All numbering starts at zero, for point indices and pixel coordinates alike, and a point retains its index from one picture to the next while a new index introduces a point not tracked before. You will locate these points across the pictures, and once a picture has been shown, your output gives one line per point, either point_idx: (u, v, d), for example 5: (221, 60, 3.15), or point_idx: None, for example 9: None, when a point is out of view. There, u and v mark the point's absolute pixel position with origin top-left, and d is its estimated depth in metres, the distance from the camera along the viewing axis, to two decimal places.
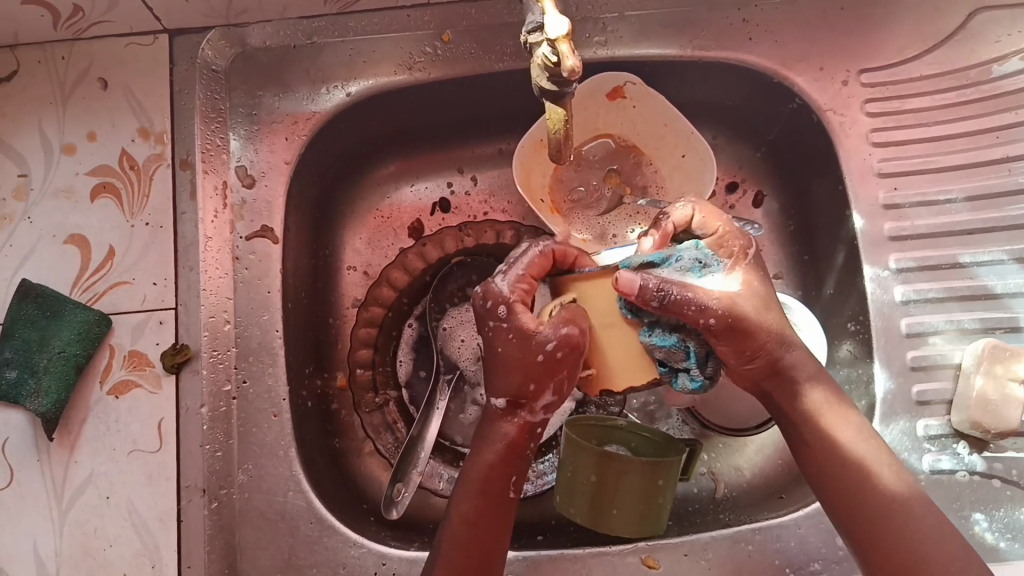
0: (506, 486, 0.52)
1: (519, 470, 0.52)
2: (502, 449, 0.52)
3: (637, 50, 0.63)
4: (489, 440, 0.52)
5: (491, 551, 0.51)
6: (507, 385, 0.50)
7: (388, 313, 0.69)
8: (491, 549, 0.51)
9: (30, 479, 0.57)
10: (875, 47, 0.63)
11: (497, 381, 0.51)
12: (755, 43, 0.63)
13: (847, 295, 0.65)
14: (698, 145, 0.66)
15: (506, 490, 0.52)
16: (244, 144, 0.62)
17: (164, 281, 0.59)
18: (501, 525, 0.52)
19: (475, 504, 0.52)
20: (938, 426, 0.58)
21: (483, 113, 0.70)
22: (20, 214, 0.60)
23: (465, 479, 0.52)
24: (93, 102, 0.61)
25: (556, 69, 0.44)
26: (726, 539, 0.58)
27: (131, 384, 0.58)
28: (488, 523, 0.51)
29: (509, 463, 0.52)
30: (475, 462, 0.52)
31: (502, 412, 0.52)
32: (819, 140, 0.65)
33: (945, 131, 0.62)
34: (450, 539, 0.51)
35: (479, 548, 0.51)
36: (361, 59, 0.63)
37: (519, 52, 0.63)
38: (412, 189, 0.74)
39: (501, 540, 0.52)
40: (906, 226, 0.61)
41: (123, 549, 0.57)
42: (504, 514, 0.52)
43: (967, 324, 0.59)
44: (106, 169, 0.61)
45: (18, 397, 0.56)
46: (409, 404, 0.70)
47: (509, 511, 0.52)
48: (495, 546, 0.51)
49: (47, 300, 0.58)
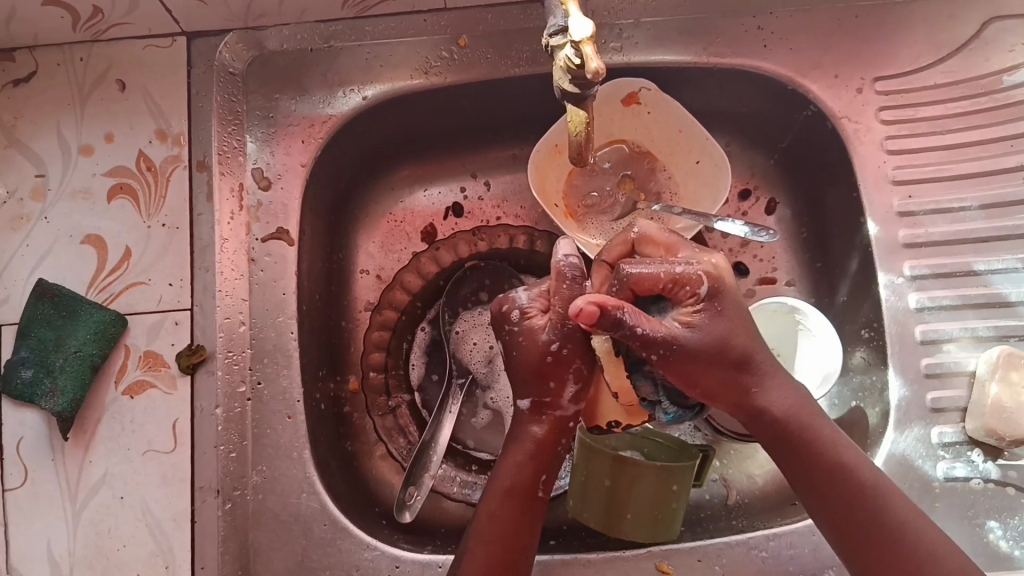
0: (534, 485, 0.53)
1: (548, 468, 0.53)
2: (532, 451, 0.53)
3: (652, 56, 0.63)
4: (515, 444, 0.53)
5: (517, 551, 0.52)
6: (526, 391, 0.53)
7: (400, 317, 0.69)
8: (517, 547, 0.52)
9: (45, 478, 0.57)
10: (889, 55, 0.63)
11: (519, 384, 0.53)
12: (770, 50, 0.63)
13: (861, 302, 0.65)
14: (713, 152, 0.66)
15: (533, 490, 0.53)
16: (261, 146, 0.62)
17: (181, 282, 0.60)
18: (528, 523, 0.52)
19: (504, 505, 0.52)
20: (952, 434, 0.58)
21: (497, 119, 0.70)
22: (37, 214, 0.60)
23: (492, 483, 0.53)
24: (111, 104, 0.62)
25: (579, 72, 0.44)
26: (741, 546, 0.57)
27: (146, 384, 0.58)
28: (518, 523, 0.52)
29: (539, 462, 0.53)
30: (503, 467, 0.53)
31: (529, 415, 0.53)
32: (833, 147, 0.65)
33: (959, 139, 0.62)
34: (479, 541, 0.52)
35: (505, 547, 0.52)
36: (377, 64, 0.63)
37: (535, 57, 0.63)
38: (425, 193, 0.74)
39: (528, 539, 0.52)
40: (921, 233, 0.61)
41: (137, 549, 0.57)
42: (532, 514, 0.53)
43: (981, 332, 0.59)
44: (124, 170, 0.61)
45: (33, 397, 0.57)
46: (421, 408, 0.70)
47: (540, 512, 0.53)
48: (525, 545, 0.52)
49: (64, 299, 0.58)
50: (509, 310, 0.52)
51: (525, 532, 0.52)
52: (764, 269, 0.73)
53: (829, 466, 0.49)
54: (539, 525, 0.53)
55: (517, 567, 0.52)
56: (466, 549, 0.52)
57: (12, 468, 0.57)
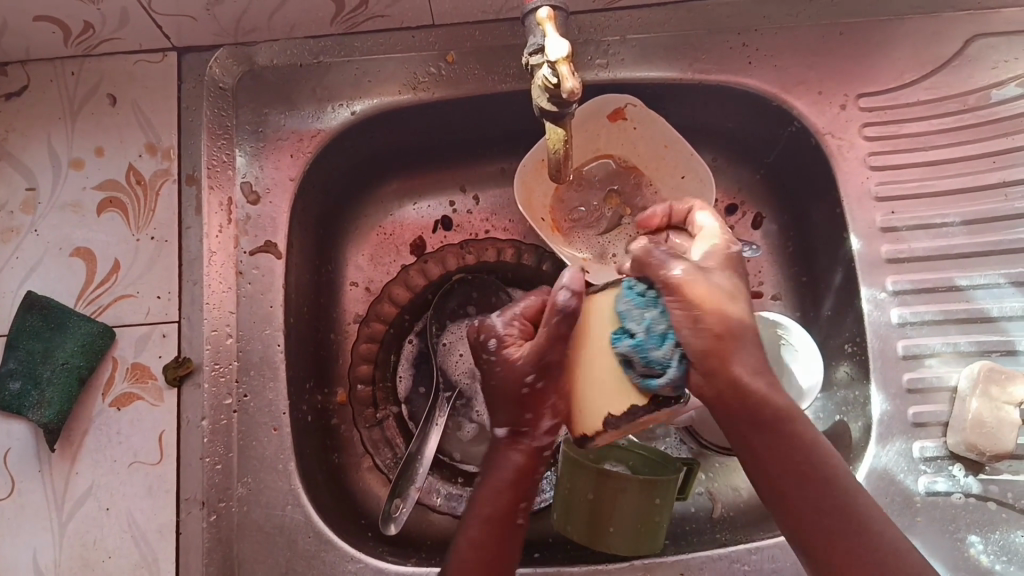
0: (512, 512, 0.53)
1: (525, 494, 0.53)
2: (511, 479, 0.53)
3: (638, 71, 0.64)
4: (493, 472, 0.54)
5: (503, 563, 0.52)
6: (503, 420, 0.53)
7: (388, 329, 0.70)
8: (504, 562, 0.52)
9: (31, 489, 0.58)
10: (873, 71, 0.64)
11: (494, 415, 0.54)
12: (755, 67, 0.64)
13: (844, 316, 0.65)
14: (698, 167, 0.67)
15: (513, 517, 0.53)
16: (251, 160, 0.62)
17: (168, 295, 0.60)
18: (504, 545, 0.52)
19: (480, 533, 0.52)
20: (933, 448, 0.58)
21: (485, 134, 0.71)
22: (27, 227, 0.61)
23: (472, 509, 0.53)
24: (102, 118, 0.62)
25: (556, 90, 0.45)
26: (722, 560, 0.57)
27: (133, 396, 0.59)
28: (492, 548, 0.52)
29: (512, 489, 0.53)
30: (483, 492, 0.53)
31: (507, 443, 0.54)
32: (818, 162, 0.65)
33: (942, 155, 0.63)
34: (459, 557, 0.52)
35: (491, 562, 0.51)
36: (366, 79, 0.64)
37: (522, 73, 0.63)
38: (415, 207, 0.75)
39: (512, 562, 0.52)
40: (904, 248, 0.62)
41: (121, 559, 0.57)
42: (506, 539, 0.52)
43: (964, 347, 0.60)
44: (113, 184, 0.62)
45: (20, 409, 0.57)
46: (408, 420, 0.70)
47: (519, 538, 0.53)
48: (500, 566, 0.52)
49: (53, 312, 0.58)
50: (490, 336, 0.53)
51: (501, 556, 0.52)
52: (750, 283, 0.73)
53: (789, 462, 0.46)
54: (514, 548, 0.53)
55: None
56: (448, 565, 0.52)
57: None
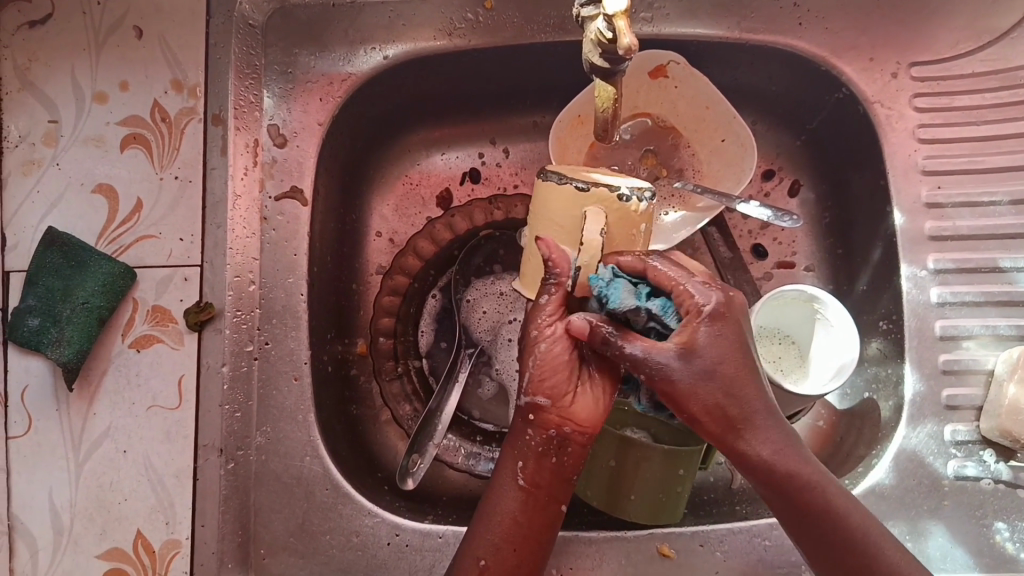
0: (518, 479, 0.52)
1: (526, 458, 0.52)
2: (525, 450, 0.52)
3: (683, 28, 0.62)
4: (512, 440, 0.53)
5: (525, 536, 0.51)
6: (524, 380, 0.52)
7: (411, 283, 0.68)
8: (525, 534, 0.51)
9: (48, 427, 0.57)
10: (927, 40, 0.61)
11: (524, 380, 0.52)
12: (806, 29, 0.61)
13: (880, 292, 0.64)
14: (739, 130, 0.65)
15: (527, 485, 0.52)
16: (278, 102, 0.61)
17: (191, 237, 0.58)
18: (516, 511, 0.52)
19: (494, 497, 0.52)
20: (966, 432, 0.57)
21: (521, 87, 0.69)
22: (49, 159, 0.59)
23: (499, 479, 0.53)
24: (128, 50, 0.60)
25: (611, 46, 0.44)
26: (744, 533, 0.56)
27: (153, 339, 0.57)
28: (513, 522, 0.51)
29: (519, 454, 0.52)
30: (505, 465, 0.53)
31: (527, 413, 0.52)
32: (864, 132, 0.63)
33: (995, 130, 0.60)
34: (481, 518, 0.52)
35: (517, 532, 0.51)
36: (401, 23, 0.61)
37: (563, 23, 0.61)
38: (443, 157, 0.73)
39: (539, 537, 0.52)
40: (948, 226, 0.59)
41: (137, 503, 0.57)
42: (516, 502, 0.52)
43: (1003, 330, 0.58)
44: (137, 120, 0.59)
45: (38, 346, 0.56)
46: (429, 375, 0.69)
47: (532, 505, 0.52)
48: (517, 538, 0.51)
49: (74, 249, 0.57)
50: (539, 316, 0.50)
51: (513, 520, 0.51)
52: (782, 253, 0.71)
53: (809, 517, 0.46)
54: (542, 526, 0.52)
55: (508, 559, 0.51)
56: (467, 534, 0.52)
57: (16, 417, 0.57)
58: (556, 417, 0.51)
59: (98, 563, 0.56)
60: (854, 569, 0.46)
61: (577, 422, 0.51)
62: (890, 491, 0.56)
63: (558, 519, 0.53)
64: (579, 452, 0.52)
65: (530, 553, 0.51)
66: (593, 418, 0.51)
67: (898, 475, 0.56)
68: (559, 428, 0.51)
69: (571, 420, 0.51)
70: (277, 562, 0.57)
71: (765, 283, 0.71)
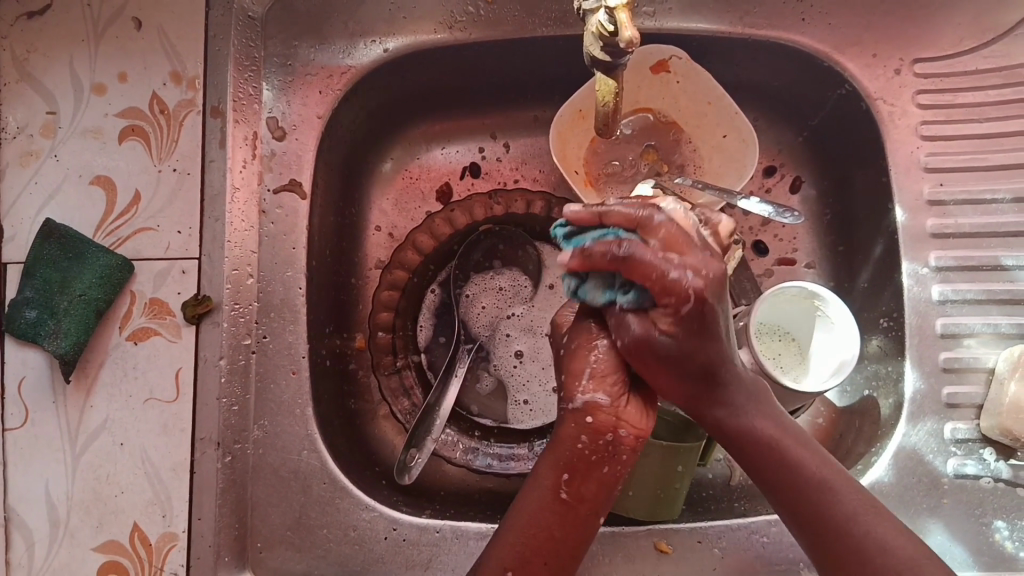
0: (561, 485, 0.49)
1: (575, 468, 0.49)
2: (573, 453, 0.49)
3: (684, 23, 0.62)
4: (557, 443, 0.49)
5: (560, 547, 0.49)
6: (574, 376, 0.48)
7: (411, 278, 0.68)
8: (560, 545, 0.49)
9: (45, 419, 0.57)
10: (931, 36, 0.61)
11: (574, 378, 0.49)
12: (808, 25, 0.61)
13: (882, 289, 0.63)
14: (741, 126, 0.64)
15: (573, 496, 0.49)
16: (277, 95, 0.61)
17: (189, 230, 0.58)
18: (554, 524, 0.49)
19: (530, 508, 0.49)
20: (966, 430, 0.57)
21: (522, 81, 0.68)
22: (47, 151, 0.59)
23: (536, 484, 0.50)
24: (126, 42, 0.60)
25: (612, 39, 0.43)
26: (743, 530, 0.56)
27: (151, 331, 0.57)
28: (550, 535, 0.49)
29: (568, 462, 0.49)
30: (547, 468, 0.50)
31: (575, 413, 0.48)
32: (866, 128, 0.63)
33: (997, 128, 0.60)
34: (514, 529, 0.49)
35: (550, 543, 0.49)
36: (401, 16, 0.61)
37: (564, 17, 0.61)
38: (443, 151, 0.73)
39: (571, 551, 0.49)
40: (949, 223, 0.59)
41: (134, 496, 0.56)
42: (556, 515, 0.49)
43: (1005, 328, 0.58)
44: (136, 112, 0.59)
45: (36, 338, 0.56)
46: (428, 370, 0.69)
47: (570, 516, 0.49)
48: (547, 549, 0.49)
49: (72, 241, 0.57)
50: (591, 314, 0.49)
51: (549, 534, 0.49)
52: (783, 249, 0.71)
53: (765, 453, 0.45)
54: (578, 534, 0.49)
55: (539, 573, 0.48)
56: (492, 544, 0.49)
57: (13, 409, 0.57)
58: (612, 417, 0.48)
59: (95, 556, 0.56)
60: (804, 501, 0.45)
61: (633, 425, 0.48)
62: (889, 488, 0.56)
63: (592, 531, 0.50)
64: (632, 458, 0.49)
65: (561, 566, 0.49)
66: (648, 421, 0.49)
67: (897, 473, 0.56)
68: (614, 430, 0.48)
69: (626, 422, 0.48)
70: (274, 555, 0.57)
71: (766, 280, 0.71)
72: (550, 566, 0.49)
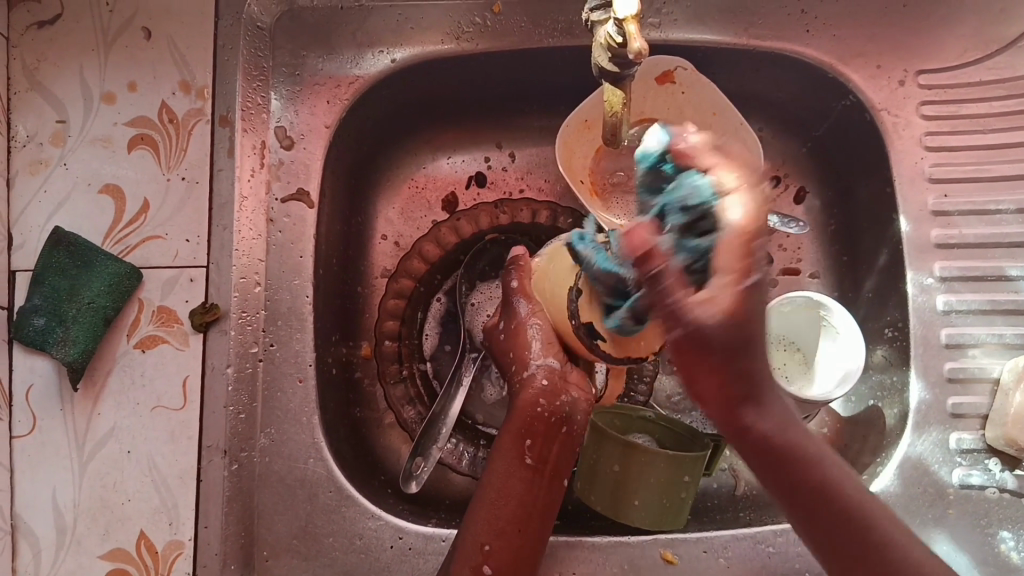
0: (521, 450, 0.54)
1: (535, 434, 0.54)
2: (524, 421, 0.54)
3: (692, 34, 0.62)
4: (509, 418, 0.55)
5: (529, 514, 0.53)
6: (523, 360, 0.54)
7: (417, 287, 0.69)
8: (529, 510, 0.53)
9: (53, 427, 0.57)
10: (934, 47, 0.61)
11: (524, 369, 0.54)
12: (813, 37, 0.61)
13: (886, 299, 0.64)
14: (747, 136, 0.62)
15: (533, 460, 0.54)
16: (285, 104, 0.61)
17: (197, 239, 0.58)
18: (522, 491, 0.53)
19: (497, 478, 0.53)
20: (971, 441, 0.57)
21: (528, 90, 0.68)
22: (57, 159, 0.59)
23: (501, 453, 0.54)
24: (136, 51, 0.60)
25: (620, 50, 0.44)
26: (748, 539, 0.56)
27: (158, 339, 0.58)
28: (513, 497, 0.53)
29: (528, 432, 0.54)
30: (505, 438, 0.54)
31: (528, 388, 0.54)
32: (870, 139, 0.63)
33: (1001, 139, 0.60)
34: (483, 501, 0.53)
35: (517, 507, 0.53)
36: (408, 26, 0.62)
37: (570, 28, 0.62)
38: (448, 161, 0.73)
39: (542, 513, 0.53)
40: (954, 234, 0.59)
41: (140, 503, 0.57)
42: (522, 482, 0.53)
43: (1010, 338, 0.58)
44: (145, 121, 0.59)
45: (43, 345, 0.56)
46: (433, 378, 0.69)
47: (534, 480, 0.53)
48: (519, 518, 0.52)
49: (81, 249, 0.57)
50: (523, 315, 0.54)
51: (518, 500, 0.53)
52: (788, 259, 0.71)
53: None
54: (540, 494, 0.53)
55: (513, 539, 0.52)
56: (470, 515, 0.53)
57: (21, 416, 0.57)
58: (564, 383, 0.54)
59: (101, 563, 0.56)
60: None
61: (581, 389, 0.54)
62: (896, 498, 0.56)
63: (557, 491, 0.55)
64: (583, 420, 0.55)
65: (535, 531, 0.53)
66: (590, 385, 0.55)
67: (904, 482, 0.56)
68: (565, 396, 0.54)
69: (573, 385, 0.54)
70: (280, 563, 0.57)
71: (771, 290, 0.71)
72: (523, 534, 0.52)
